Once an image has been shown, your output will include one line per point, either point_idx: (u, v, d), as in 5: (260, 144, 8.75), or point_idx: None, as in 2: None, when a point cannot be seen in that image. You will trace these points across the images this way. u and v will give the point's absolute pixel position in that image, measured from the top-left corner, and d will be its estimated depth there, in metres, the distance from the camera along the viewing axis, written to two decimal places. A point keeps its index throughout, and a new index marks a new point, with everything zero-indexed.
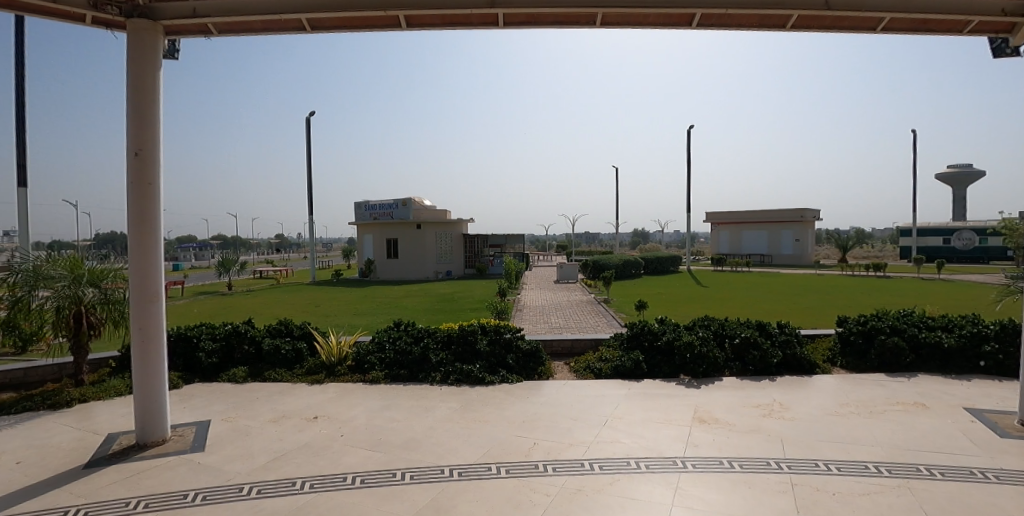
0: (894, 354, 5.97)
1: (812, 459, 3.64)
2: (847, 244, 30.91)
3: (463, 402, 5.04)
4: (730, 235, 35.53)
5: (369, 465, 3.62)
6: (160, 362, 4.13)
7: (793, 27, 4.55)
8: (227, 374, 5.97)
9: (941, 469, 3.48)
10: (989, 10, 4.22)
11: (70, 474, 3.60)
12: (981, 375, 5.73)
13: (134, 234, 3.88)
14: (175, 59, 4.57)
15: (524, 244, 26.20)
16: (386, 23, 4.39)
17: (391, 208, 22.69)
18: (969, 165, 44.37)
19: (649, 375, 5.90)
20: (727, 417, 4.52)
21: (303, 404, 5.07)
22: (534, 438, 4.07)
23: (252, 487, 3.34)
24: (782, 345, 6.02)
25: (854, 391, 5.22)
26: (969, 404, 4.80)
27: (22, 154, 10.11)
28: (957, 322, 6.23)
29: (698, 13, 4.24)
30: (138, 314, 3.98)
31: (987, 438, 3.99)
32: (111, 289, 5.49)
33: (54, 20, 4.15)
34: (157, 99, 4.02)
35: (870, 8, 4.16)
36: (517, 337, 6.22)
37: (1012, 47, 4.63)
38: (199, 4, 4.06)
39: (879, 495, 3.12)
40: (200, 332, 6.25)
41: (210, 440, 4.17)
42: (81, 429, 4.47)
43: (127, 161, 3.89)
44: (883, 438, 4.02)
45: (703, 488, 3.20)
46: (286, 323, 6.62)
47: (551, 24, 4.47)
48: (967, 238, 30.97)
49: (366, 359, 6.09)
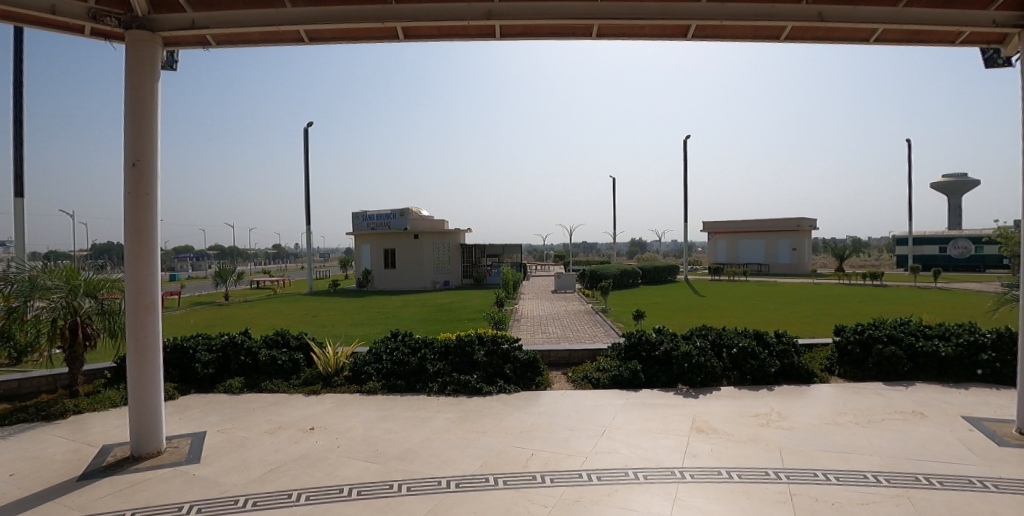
0: (892, 363, 5.98)
1: (811, 468, 3.63)
2: (844, 253, 30.96)
3: (461, 412, 5.02)
4: (728, 244, 35.57)
5: (367, 476, 3.60)
6: (156, 373, 4.11)
7: (787, 39, 4.62)
8: (223, 385, 5.94)
9: (941, 478, 3.47)
10: (980, 21, 4.28)
11: (63, 486, 3.55)
12: (979, 384, 5.74)
13: (132, 244, 3.88)
14: (173, 70, 4.61)
15: (522, 254, 26.20)
16: (384, 35, 4.45)
17: (389, 219, 22.60)
18: (964, 175, 44.71)
19: (647, 385, 5.89)
20: (725, 427, 4.51)
21: (299, 415, 5.04)
22: (532, 449, 4.05)
23: (248, 499, 3.31)
24: (780, 354, 6.03)
25: (852, 400, 5.22)
26: (968, 412, 4.80)
27: (20, 165, 10.13)
28: (953, 330, 6.25)
29: (693, 25, 4.31)
30: (134, 325, 3.95)
31: (987, 447, 3.98)
32: (107, 300, 5.50)
33: (53, 31, 4.18)
34: (155, 110, 4.03)
35: (863, 19, 4.21)
36: (515, 347, 6.21)
37: (1004, 57, 4.67)
38: (198, 16, 4.09)
39: (879, 505, 3.11)
40: (196, 343, 6.22)
41: (206, 451, 4.15)
42: (76, 440, 4.43)
43: (124, 172, 3.91)
44: (882, 447, 4.01)
45: (701, 499, 3.19)
46: (283, 334, 6.57)
47: (548, 36, 4.52)
48: (965, 246, 31.09)
49: (364, 370, 6.07)
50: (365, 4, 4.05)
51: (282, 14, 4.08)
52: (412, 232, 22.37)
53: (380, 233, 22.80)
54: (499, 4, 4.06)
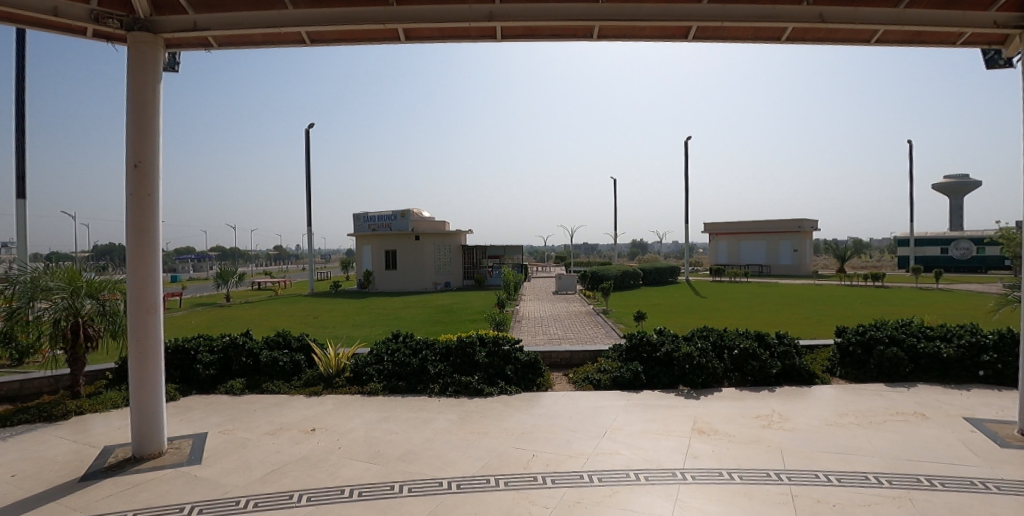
0: (893, 364, 5.97)
1: (812, 470, 3.62)
2: (845, 254, 30.92)
3: (462, 413, 5.02)
4: (729, 245, 35.57)
5: (368, 477, 3.60)
6: (158, 374, 4.12)
7: (788, 40, 4.62)
8: (224, 386, 5.95)
9: (943, 479, 3.46)
10: (981, 22, 4.27)
11: (65, 487, 3.56)
12: (980, 385, 5.74)
13: (134, 245, 3.89)
14: (175, 72, 4.63)
15: (523, 255, 26.20)
16: (385, 36, 4.46)
17: (389, 219, 22.61)
18: (965, 176, 44.64)
19: (648, 386, 5.88)
20: (726, 428, 4.51)
21: (300, 416, 5.04)
22: (533, 450, 4.05)
23: (249, 500, 3.31)
24: (781, 356, 6.02)
25: (853, 402, 5.22)
26: (970, 413, 4.79)
27: (22, 166, 10.16)
28: (955, 332, 6.23)
29: (693, 26, 4.31)
30: (136, 326, 3.96)
31: (989, 448, 3.97)
32: (109, 301, 5.51)
33: (55, 32, 4.20)
34: (157, 111, 4.04)
35: (864, 19, 4.21)
36: (516, 348, 6.21)
37: (1005, 58, 4.67)
38: (199, 17, 4.10)
39: (881, 506, 3.10)
40: (197, 344, 6.23)
41: (208, 452, 4.15)
42: (77, 441, 4.44)
43: (126, 173, 3.92)
44: (883, 448, 4.01)
45: (702, 500, 3.18)
46: (284, 335, 6.58)
47: (549, 38, 4.53)
48: (965, 247, 31.07)
49: (365, 371, 6.07)
50: (366, 6, 4.05)
51: (284, 15, 4.09)
52: (412, 233, 22.38)
53: (381, 234, 22.81)
54: (500, 6, 4.06)
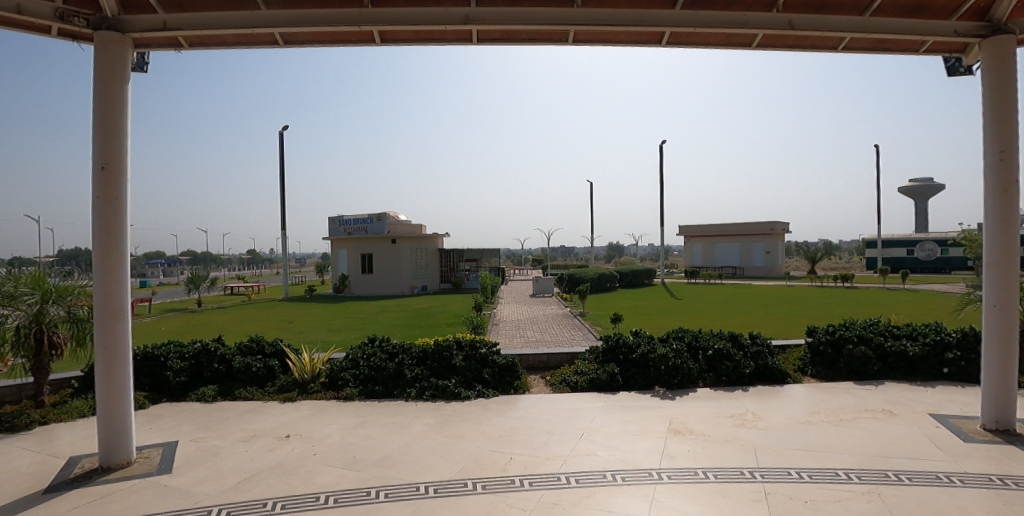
0: (861, 363, 6.15)
1: (784, 467, 3.72)
2: (817, 255, 31.76)
3: (440, 417, 5.01)
4: (704, 248, 36.28)
5: (344, 484, 3.57)
6: (126, 381, 4.01)
7: (758, 46, 4.77)
8: (196, 393, 5.82)
9: (909, 474, 3.59)
10: (941, 31, 4.45)
11: (28, 499, 3.44)
12: (945, 382, 5.95)
13: (100, 251, 3.80)
14: (144, 72, 4.52)
15: (501, 258, 26.29)
16: (361, 38, 4.45)
17: (366, 223, 22.38)
18: (928, 181, 46.32)
19: (624, 387, 5.95)
20: (701, 428, 4.59)
21: (275, 422, 4.96)
22: (510, 453, 4.07)
23: (222, 509, 3.25)
24: (753, 356, 6.17)
25: (825, 400, 5.36)
26: (934, 410, 4.97)
27: None
28: (920, 331, 6.46)
29: (666, 31, 4.41)
30: (102, 334, 3.85)
31: (951, 443, 4.14)
32: (75, 307, 5.34)
33: (17, 30, 4.07)
34: (125, 113, 3.96)
35: (830, 27, 4.34)
36: (493, 352, 6.22)
37: (965, 66, 4.90)
38: (170, 17, 4.01)
39: (850, 501, 3.21)
40: (167, 351, 6.07)
41: (178, 462, 4.05)
42: (41, 452, 4.28)
43: (92, 175, 3.82)
44: (852, 445, 4.13)
45: (678, 499, 3.25)
46: (257, 341, 6.45)
47: (525, 41, 4.59)
48: (930, 250, 32.29)
49: (340, 376, 6.01)
50: (342, 8, 4.04)
51: (257, 16, 4.04)
52: (389, 236, 22.19)
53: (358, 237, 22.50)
54: (475, 10, 4.07)
